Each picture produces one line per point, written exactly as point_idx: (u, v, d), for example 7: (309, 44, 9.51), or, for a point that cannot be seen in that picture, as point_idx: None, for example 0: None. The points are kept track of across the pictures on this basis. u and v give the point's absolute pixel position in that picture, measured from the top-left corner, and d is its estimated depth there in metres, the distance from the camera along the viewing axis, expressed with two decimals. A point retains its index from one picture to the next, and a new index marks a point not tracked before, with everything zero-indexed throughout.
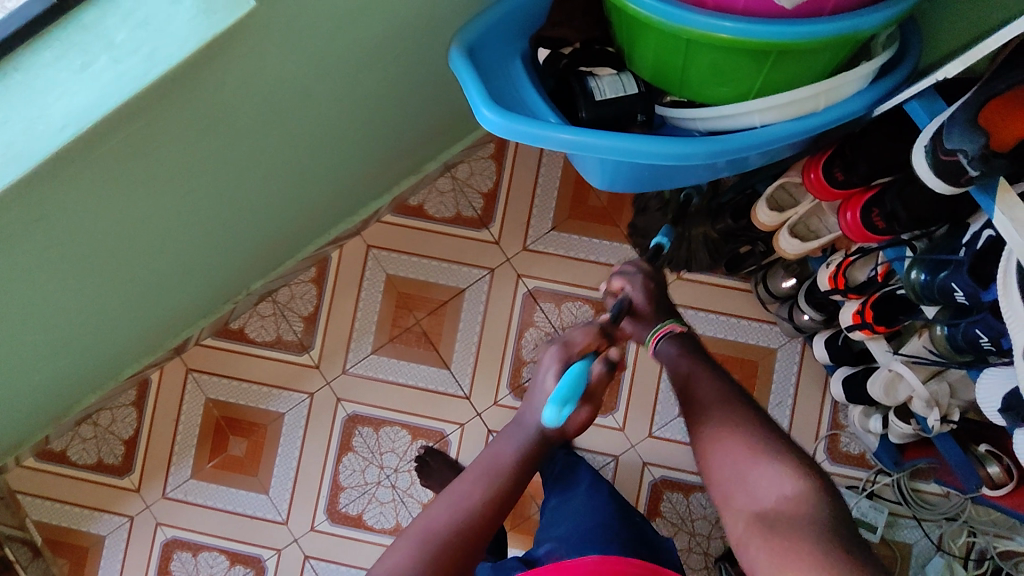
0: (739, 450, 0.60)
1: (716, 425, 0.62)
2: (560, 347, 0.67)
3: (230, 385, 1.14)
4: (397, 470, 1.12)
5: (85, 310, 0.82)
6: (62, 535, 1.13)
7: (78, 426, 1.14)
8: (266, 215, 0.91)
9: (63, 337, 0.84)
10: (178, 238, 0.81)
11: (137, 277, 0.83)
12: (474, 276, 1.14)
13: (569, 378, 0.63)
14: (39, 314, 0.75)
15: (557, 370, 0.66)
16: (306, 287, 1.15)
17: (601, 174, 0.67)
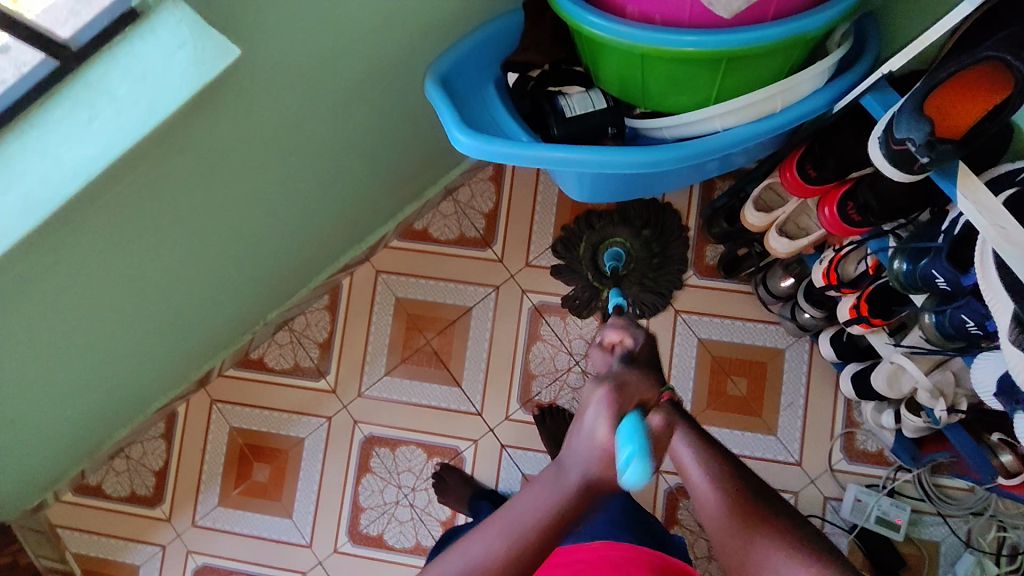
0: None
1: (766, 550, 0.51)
2: (601, 390, 0.47)
3: (254, 414, 1.18)
4: (415, 489, 1.14)
5: (109, 347, 0.87)
6: (101, 566, 1.19)
7: (111, 459, 1.19)
8: (276, 248, 0.95)
9: (90, 373, 0.89)
10: (193, 274, 0.86)
11: (156, 314, 0.88)
12: (480, 294, 1.18)
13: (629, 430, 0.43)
14: (67, 353, 0.81)
15: (611, 421, 0.45)
16: (320, 315, 1.20)
17: (578, 187, 0.70)
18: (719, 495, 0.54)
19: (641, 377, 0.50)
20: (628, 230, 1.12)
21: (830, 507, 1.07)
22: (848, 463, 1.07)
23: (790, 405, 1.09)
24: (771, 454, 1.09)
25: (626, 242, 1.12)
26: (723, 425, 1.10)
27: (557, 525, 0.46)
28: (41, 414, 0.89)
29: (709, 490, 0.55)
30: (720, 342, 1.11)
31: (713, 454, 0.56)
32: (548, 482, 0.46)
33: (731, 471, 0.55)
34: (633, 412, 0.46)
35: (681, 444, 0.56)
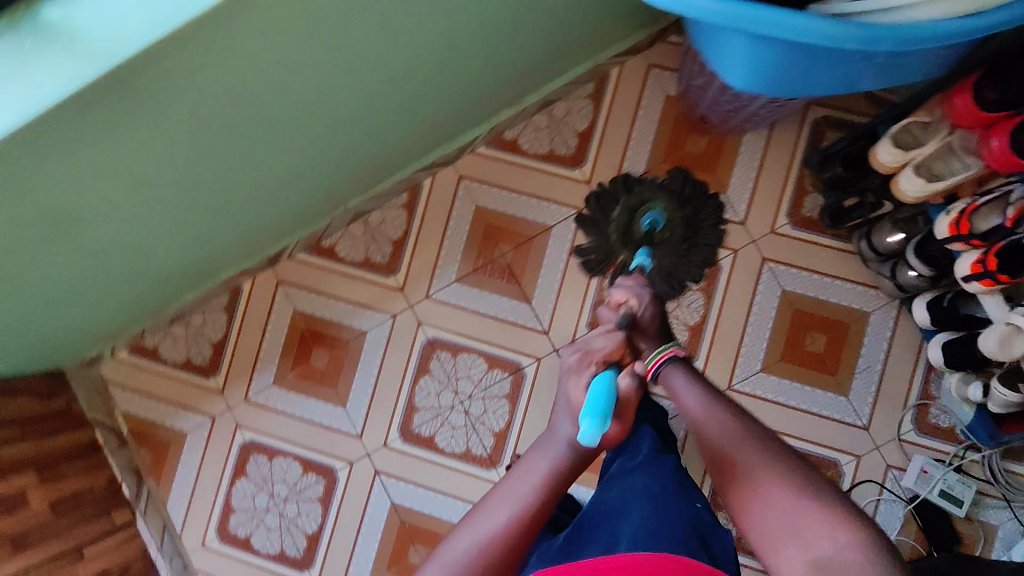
0: (781, 489, 0.55)
1: (760, 469, 0.57)
2: (579, 359, 0.69)
3: (319, 300, 1.17)
4: (471, 397, 1.14)
5: (208, 197, 0.86)
6: (147, 428, 1.18)
7: (170, 326, 1.19)
8: (379, 124, 0.92)
9: (182, 219, 0.88)
10: (300, 133, 0.83)
11: (254, 170, 0.86)
12: (564, 214, 1.14)
13: (598, 390, 0.63)
14: (169, 191, 0.79)
15: (585, 382, 0.66)
16: (397, 212, 1.17)
17: (748, 79, 0.68)
18: (717, 422, 0.62)
19: (614, 344, 0.70)
20: (671, 198, 1.11)
21: (891, 475, 1.05)
22: (918, 435, 1.05)
23: (866, 369, 1.07)
24: (839, 415, 1.06)
25: (665, 212, 1.10)
26: (795, 379, 1.07)
27: (559, 480, 0.62)
28: (129, 252, 0.88)
29: (721, 413, 0.63)
30: (804, 296, 1.08)
31: (709, 390, 0.67)
32: (548, 438, 0.65)
33: (728, 408, 0.64)
34: (604, 370, 0.67)
35: (678, 375, 0.70)
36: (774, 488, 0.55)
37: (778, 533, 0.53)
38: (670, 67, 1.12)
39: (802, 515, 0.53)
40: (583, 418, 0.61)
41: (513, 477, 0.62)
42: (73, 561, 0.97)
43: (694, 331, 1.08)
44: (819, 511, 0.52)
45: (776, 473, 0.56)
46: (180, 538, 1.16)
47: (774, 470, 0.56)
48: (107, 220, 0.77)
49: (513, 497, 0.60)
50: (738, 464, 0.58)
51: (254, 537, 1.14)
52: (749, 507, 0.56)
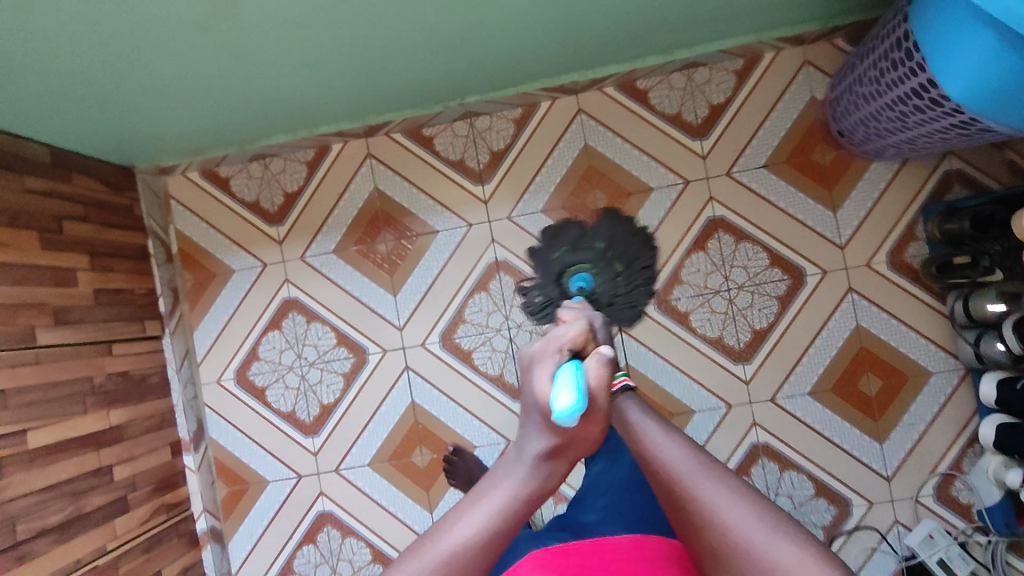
0: (748, 519, 0.37)
1: (716, 497, 0.38)
2: (542, 347, 0.42)
3: (401, 185, 1.15)
4: (519, 327, 1.13)
5: (349, 39, 0.83)
6: (195, 253, 1.17)
7: (250, 162, 1.17)
8: (534, 24, 0.89)
9: (314, 53, 0.85)
10: (463, 3, 0.79)
11: (401, 26, 0.82)
12: (669, 181, 1.10)
13: (568, 377, 0.38)
14: (317, 16, 0.76)
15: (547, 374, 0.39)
16: (505, 125, 1.14)
17: (968, 86, 0.66)
18: (672, 455, 0.40)
19: (577, 325, 0.45)
20: (596, 254, 0.89)
21: (895, 530, 1.06)
22: (934, 502, 1.05)
23: (908, 425, 1.06)
24: (867, 459, 1.06)
25: (593, 270, 0.87)
26: (837, 412, 1.07)
27: (528, 506, 0.38)
28: (250, 68, 0.86)
29: (676, 444, 0.41)
30: (875, 336, 1.07)
31: (651, 415, 0.44)
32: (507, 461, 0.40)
33: (688, 439, 0.41)
34: (568, 357, 0.41)
35: (616, 398, 0.47)
36: (734, 519, 0.37)
37: None
38: (824, 70, 1.09)
39: (785, 561, 0.35)
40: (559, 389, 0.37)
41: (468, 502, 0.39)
42: (102, 352, 0.97)
43: (758, 335, 1.07)
44: (795, 546, 0.36)
45: (745, 501, 0.38)
46: (197, 367, 1.16)
47: (738, 499, 0.38)
48: (251, 23, 0.75)
49: (481, 511, 0.38)
50: (690, 503, 0.38)
51: (270, 389, 1.15)
52: (718, 559, 0.37)
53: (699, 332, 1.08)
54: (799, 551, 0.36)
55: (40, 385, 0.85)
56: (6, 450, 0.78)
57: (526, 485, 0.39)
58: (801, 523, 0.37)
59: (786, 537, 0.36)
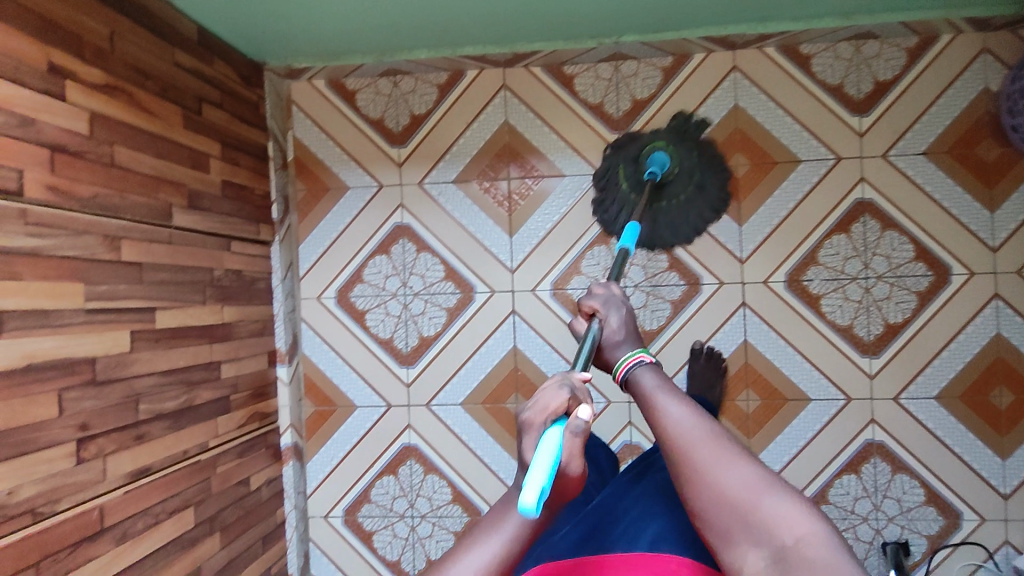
0: (747, 481, 0.49)
1: (722, 460, 0.50)
2: (531, 415, 0.54)
3: (533, 121, 1.10)
4: (636, 287, 1.07)
5: None
6: (311, 163, 1.14)
7: (379, 78, 1.12)
8: None
9: None
10: None
11: None
12: (820, 155, 1.04)
13: (544, 460, 0.49)
14: None
15: (536, 435, 0.53)
16: (652, 73, 1.07)
17: None
18: (691, 427, 0.54)
19: (560, 393, 0.54)
20: (671, 137, 1.03)
21: (1004, 550, 1.01)
22: None
23: None
24: (986, 473, 1.01)
25: (670, 151, 1.01)
26: (961, 421, 1.02)
27: (530, 537, 0.53)
28: None
29: (688, 416, 0.55)
30: (1016, 349, 1.01)
31: (679, 395, 0.58)
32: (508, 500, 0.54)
33: (703, 419, 0.55)
34: (554, 425, 0.53)
35: (648, 377, 0.63)
36: (740, 476, 0.49)
37: (742, 527, 0.48)
38: (1004, 60, 1.01)
39: (769, 506, 0.47)
40: (528, 490, 0.48)
41: (481, 530, 0.53)
42: (222, 247, 0.94)
43: (890, 329, 1.03)
44: (782, 501, 0.48)
45: (743, 463, 0.50)
46: (299, 282, 1.14)
47: (736, 460, 0.50)
48: None
49: (497, 536, 0.52)
50: (695, 462, 0.51)
51: (370, 314, 1.12)
52: (717, 508, 0.49)
53: (828, 318, 1.03)
54: (787, 502, 0.48)
55: (171, 265, 0.81)
56: (139, 325, 0.75)
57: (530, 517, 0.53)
58: (790, 486, 0.50)
59: (779, 494, 0.48)
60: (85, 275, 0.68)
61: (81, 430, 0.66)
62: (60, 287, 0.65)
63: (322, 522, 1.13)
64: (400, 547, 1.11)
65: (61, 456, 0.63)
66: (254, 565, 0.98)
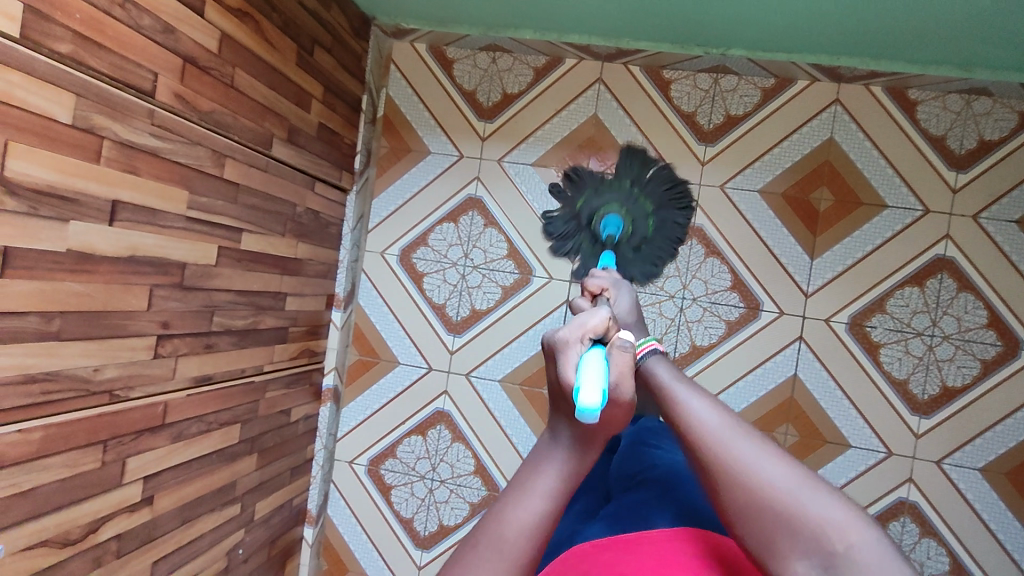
0: (789, 480, 0.37)
1: (755, 461, 0.39)
2: (568, 334, 0.48)
3: (622, 119, 1.10)
4: (694, 300, 1.07)
5: None
6: (399, 123, 1.16)
7: (479, 52, 1.14)
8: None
9: None
10: None
11: None
12: (908, 204, 1.02)
13: (591, 370, 0.44)
14: None
15: (574, 351, 0.47)
16: (751, 91, 1.06)
17: None
18: (716, 424, 0.41)
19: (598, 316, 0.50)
20: (622, 196, 1.02)
21: None
22: None
23: None
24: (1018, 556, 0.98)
25: (625, 214, 1.01)
26: (1002, 498, 0.99)
27: (573, 480, 0.44)
28: None
29: (711, 409, 0.43)
30: None
31: (697, 388, 0.46)
32: (543, 448, 0.46)
33: (727, 413, 0.42)
34: (594, 345, 0.48)
35: (659, 365, 0.50)
36: (778, 475, 0.38)
37: (782, 536, 0.36)
38: None
39: (816, 509, 0.36)
40: (580, 394, 0.43)
41: (513, 487, 0.44)
42: (306, 186, 0.97)
43: (946, 392, 1.01)
44: (833, 501, 0.36)
45: (782, 461, 0.38)
46: (366, 234, 1.17)
47: (770, 457, 0.39)
48: None
49: (535, 490, 0.43)
50: (723, 463, 0.39)
51: (428, 277, 1.15)
52: (752, 517, 0.38)
53: (884, 368, 1.02)
54: (835, 502, 0.36)
55: (262, 192, 0.85)
56: (226, 242, 0.79)
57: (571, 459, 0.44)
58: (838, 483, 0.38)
59: (823, 492, 0.37)
60: (190, 184, 0.71)
61: (161, 328, 0.69)
62: (169, 190, 0.68)
63: (346, 467, 1.16)
64: (415, 506, 1.14)
65: (142, 347, 0.67)
66: (279, 493, 1.01)
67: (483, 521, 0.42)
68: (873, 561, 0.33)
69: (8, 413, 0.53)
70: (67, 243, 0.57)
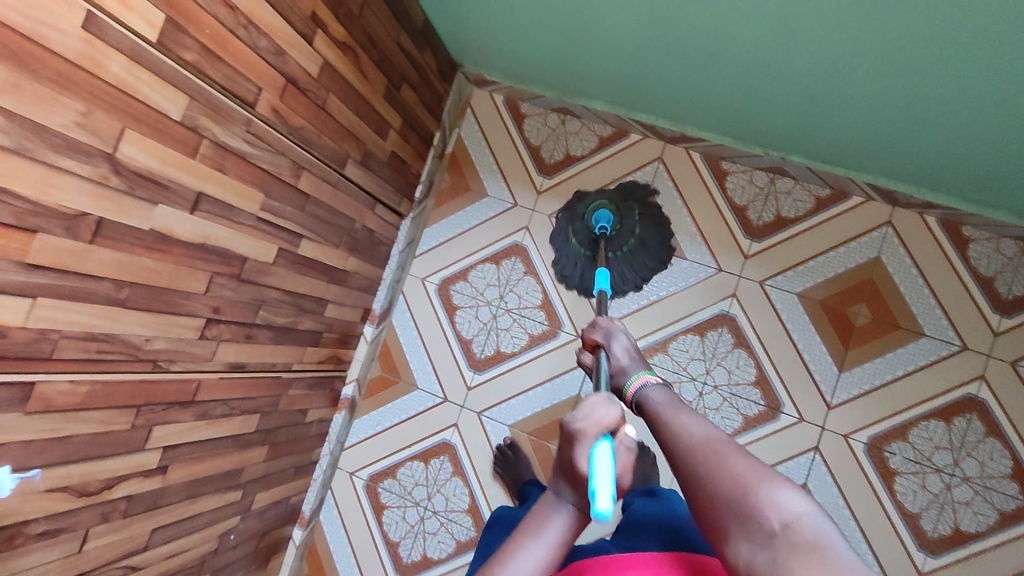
0: (749, 476, 0.41)
1: (720, 461, 0.42)
2: (584, 426, 0.51)
3: (674, 199, 1.14)
4: (715, 387, 1.08)
5: (749, 55, 0.83)
6: (464, 163, 1.23)
7: (551, 112, 1.20)
8: (915, 130, 0.86)
9: (706, 55, 0.87)
10: (874, 81, 0.79)
11: (798, 73, 0.83)
12: (945, 337, 1.02)
13: (603, 471, 0.49)
14: (749, 21, 0.76)
15: (588, 447, 0.50)
16: (805, 197, 1.09)
17: None
18: (692, 433, 0.46)
19: (608, 404, 0.52)
20: (613, 196, 1.09)
21: None
22: None
23: None
24: None
25: (614, 211, 1.07)
26: None
27: (572, 537, 0.53)
28: (640, 38, 0.88)
29: (690, 420, 0.47)
30: None
31: (680, 404, 0.51)
32: (548, 504, 0.55)
33: (700, 422, 0.47)
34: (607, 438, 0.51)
35: (651, 389, 0.56)
36: (737, 474, 0.41)
37: (738, 526, 0.39)
38: None
39: (768, 502, 0.39)
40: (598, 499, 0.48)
41: (523, 534, 0.52)
42: (368, 206, 1.04)
43: (957, 536, 0.98)
44: (787, 494, 0.39)
45: (747, 462, 0.42)
46: (413, 259, 1.22)
47: (737, 458, 0.42)
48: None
49: (542, 540, 0.52)
50: (694, 467, 0.43)
51: (461, 312, 1.19)
52: (714, 509, 0.41)
53: (896, 497, 1.00)
54: (789, 495, 0.39)
55: (328, 206, 0.91)
56: (286, 245, 0.85)
57: (572, 518, 0.53)
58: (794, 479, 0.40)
59: (776, 484, 0.40)
60: (267, 189, 0.78)
61: (212, 312, 0.75)
62: (248, 191, 0.74)
63: (346, 477, 1.20)
64: (404, 531, 1.16)
65: (192, 326, 0.73)
66: (279, 488, 1.05)
67: (494, 560, 0.51)
68: (816, 544, 0.36)
69: (66, 363, 0.59)
70: (152, 223, 0.62)
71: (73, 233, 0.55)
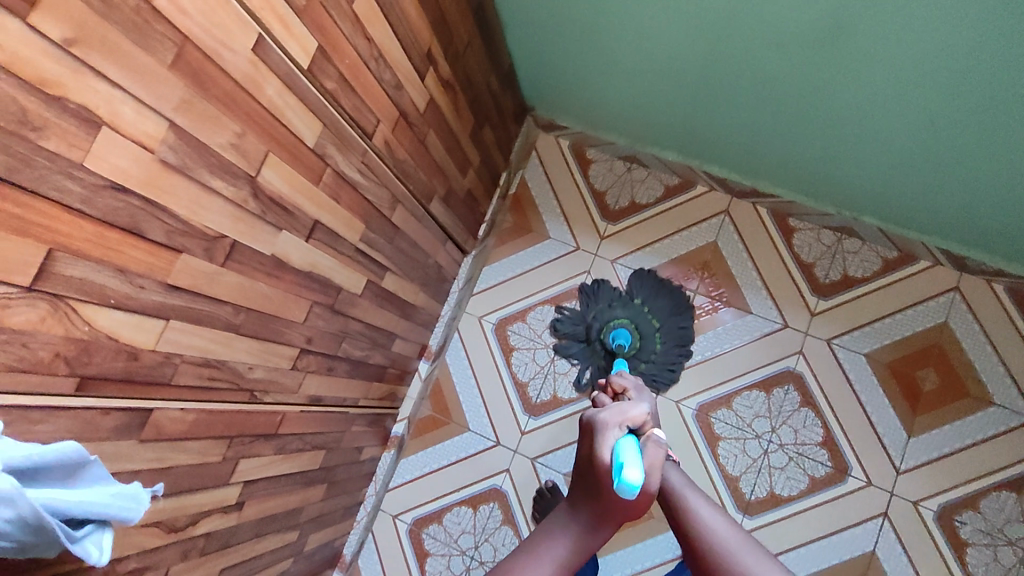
0: None
1: None
2: (611, 417, 0.65)
3: (739, 253, 1.14)
4: (780, 446, 1.06)
5: (842, 122, 0.84)
6: (527, 204, 1.23)
7: (617, 159, 1.21)
8: (1001, 205, 0.86)
9: (796, 119, 0.87)
10: (968, 155, 0.79)
11: (889, 142, 0.83)
12: (1016, 407, 1.01)
13: (629, 447, 0.60)
14: (850, 89, 0.77)
15: (615, 435, 0.63)
16: (872, 259, 1.09)
17: None
18: (728, 540, 0.58)
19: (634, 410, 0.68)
20: (632, 313, 1.11)
21: None
22: None
23: None
24: None
25: (633, 328, 1.10)
26: None
27: (575, 559, 0.58)
28: (729, 98, 0.89)
29: (723, 528, 0.59)
30: None
31: (710, 508, 0.63)
32: (553, 527, 0.60)
33: (732, 532, 0.59)
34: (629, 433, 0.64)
35: (676, 475, 0.69)
36: None
37: None
38: None
39: None
40: (625, 467, 0.57)
41: (528, 549, 0.58)
42: (441, 242, 1.02)
43: None
44: None
45: None
46: (470, 297, 1.21)
47: None
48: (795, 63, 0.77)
49: (547, 556, 0.57)
50: None
51: (518, 354, 1.17)
52: None
53: (966, 569, 0.98)
54: None
55: (412, 239, 0.90)
56: (373, 277, 0.83)
57: (576, 541, 0.59)
58: None
59: None
60: (367, 221, 0.76)
61: (305, 342, 0.73)
62: (354, 221, 0.73)
63: (388, 520, 1.15)
64: None
65: (287, 356, 0.70)
66: (328, 529, 1.00)
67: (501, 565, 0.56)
68: None
69: (179, 390, 0.56)
70: (273, 248, 0.61)
71: (210, 254, 0.53)
